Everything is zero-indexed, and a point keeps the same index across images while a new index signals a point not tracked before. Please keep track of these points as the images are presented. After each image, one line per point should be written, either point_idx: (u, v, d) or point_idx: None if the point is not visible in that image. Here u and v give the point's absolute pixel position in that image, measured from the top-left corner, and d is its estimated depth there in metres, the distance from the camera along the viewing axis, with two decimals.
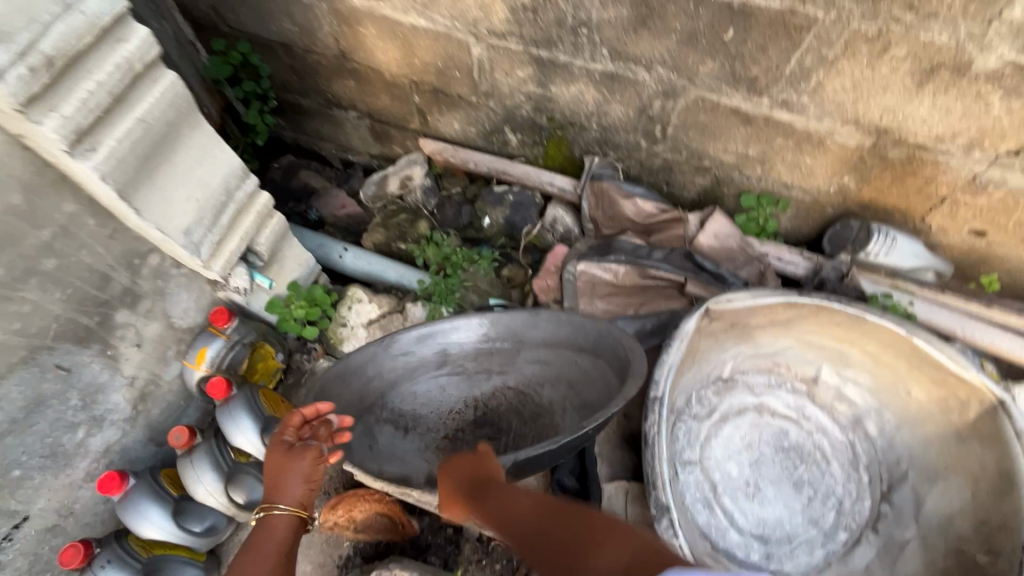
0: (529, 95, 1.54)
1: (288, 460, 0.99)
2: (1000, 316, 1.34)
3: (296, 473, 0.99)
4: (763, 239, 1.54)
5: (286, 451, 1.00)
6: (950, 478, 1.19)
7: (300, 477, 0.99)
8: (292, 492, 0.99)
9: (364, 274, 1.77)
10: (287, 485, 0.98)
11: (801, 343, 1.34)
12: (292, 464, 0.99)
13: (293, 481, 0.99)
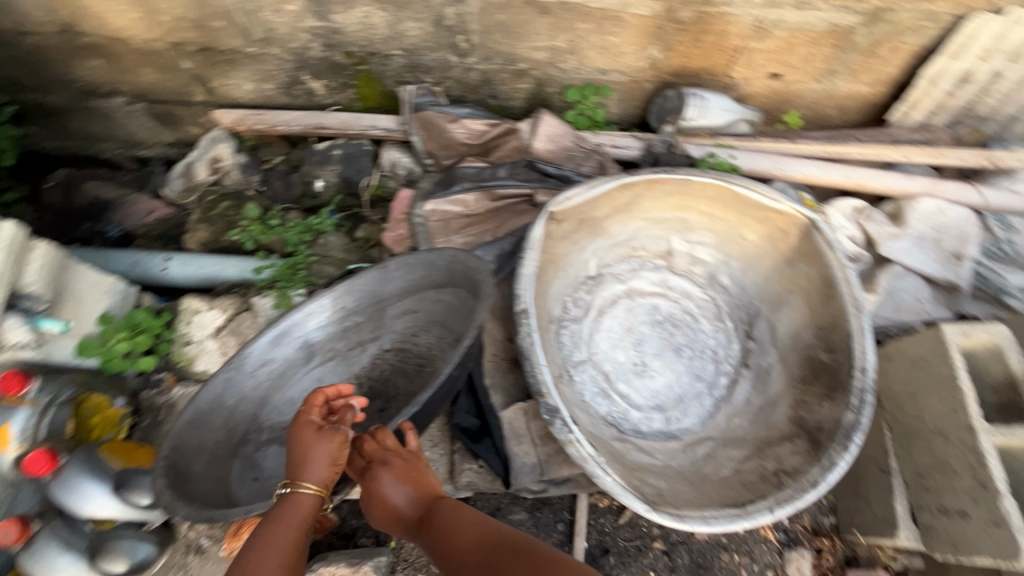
0: (313, 31, 1.36)
1: (312, 436, 0.91)
2: (806, 147, 1.47)
3: (323, 450, 0.90)
4: (597, 130, 1.54)
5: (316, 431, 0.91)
6: (791, 301, 1.30)
7: (326, 460, 0.89)
8: (317, 473, 0.88)
9: (196, 279, 1.53)
10: (310, 463, 0.88)
11: (646, 220, 1.39)
12: (316, 445, 0.90)
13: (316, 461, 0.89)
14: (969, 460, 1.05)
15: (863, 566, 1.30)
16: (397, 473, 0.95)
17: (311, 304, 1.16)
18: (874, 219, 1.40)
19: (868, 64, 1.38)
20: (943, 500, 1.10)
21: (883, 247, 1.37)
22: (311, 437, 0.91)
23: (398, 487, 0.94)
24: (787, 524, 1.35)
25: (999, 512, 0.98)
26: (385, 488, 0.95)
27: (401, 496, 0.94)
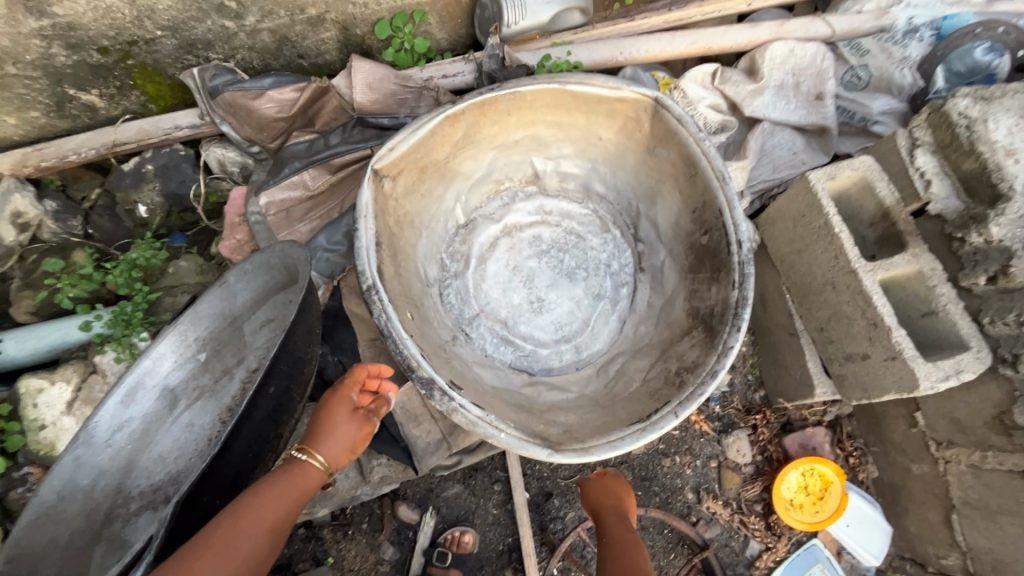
0: (43, 33, 1.11)
1: (340, 409, 0.93)
2: (647, 21, 1.34)
3: (345, 427, 0.92)
4: (425, 63, 1.37)
5: (350, 412, 0.93)
6: (663, 191, 1.23)
7: (343, 442, 0.92)
8: (331, 451, 0.91)
9: (36, 356, 1.33)
10: (329, 439, 0.91)
11: (496, 148, 1.25)
12: (340, 423, 0.92)
13: (335, 439, 0.92)
14: (858, 302, 1.02)
15: (797, 429, 1.31)
16: (607, 489, 1.06)
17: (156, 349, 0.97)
18: (731, 79, 1.31)
19: None
20: (846, 348, 1.09)
21: (746, 107, 1.29)
22: (342, 408, 0.93)
23: (602, 503, 1.03)
24: (720, 412, 1.34)
25: (893, 346, 0.96)
26: (596, 500, 1.05)
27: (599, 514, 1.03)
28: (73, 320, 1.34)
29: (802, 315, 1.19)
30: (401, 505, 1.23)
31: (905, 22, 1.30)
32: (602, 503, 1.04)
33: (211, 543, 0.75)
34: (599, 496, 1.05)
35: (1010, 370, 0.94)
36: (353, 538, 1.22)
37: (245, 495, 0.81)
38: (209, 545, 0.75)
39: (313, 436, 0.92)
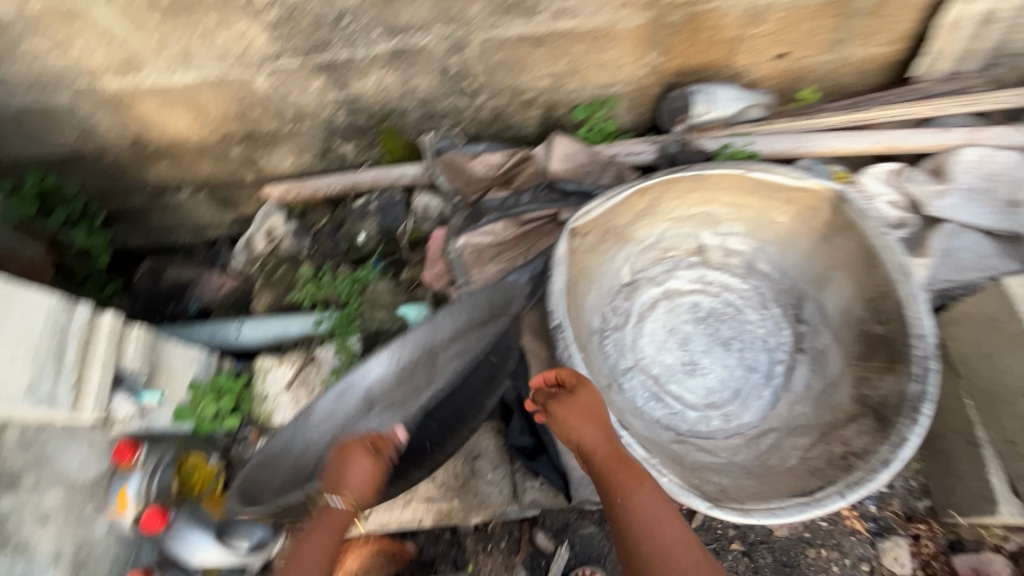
0: (335, 102, 1.49)
1: (357, 459, 0.98)
2: (825, 119, 1.44)
3: (362, 480, 0.97)
4: (610, 141, 1.59)
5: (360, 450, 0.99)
6: (835, 276, 1.27)
7: (362, 480, 0.97)
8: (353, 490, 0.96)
9: (268, 342, 1.67)
10: (345, 483, 0.96)
11: (667, 221, 1.39)
12: (349, 465, 0.97)
13: (351, 480, 0.96)
14: None
15: (969, 550, 1.21)
16: (581, 406, 0.93)
17: (370, 361, 1.06)
18: (914, 178, 1.33)
19: (878, 25, 1.32)
20: None
21: (930, 207, 1.31)
22: (355, 457, 0.99)
23: (599, 445, 0.89)
24: (876, 512, 1.27)
25: None
26: (577, 427, 0.91)
27: (573, 433, 0.91)
28: (296, 319, 1.66)
29: (985, 423, 1.13)
30: (539, 532, 1.33)
31: None
32: (571, 417, 0.92)
33: None
34: (578, 421, 0.91)
35: None
36: (492, 554, 1.33)
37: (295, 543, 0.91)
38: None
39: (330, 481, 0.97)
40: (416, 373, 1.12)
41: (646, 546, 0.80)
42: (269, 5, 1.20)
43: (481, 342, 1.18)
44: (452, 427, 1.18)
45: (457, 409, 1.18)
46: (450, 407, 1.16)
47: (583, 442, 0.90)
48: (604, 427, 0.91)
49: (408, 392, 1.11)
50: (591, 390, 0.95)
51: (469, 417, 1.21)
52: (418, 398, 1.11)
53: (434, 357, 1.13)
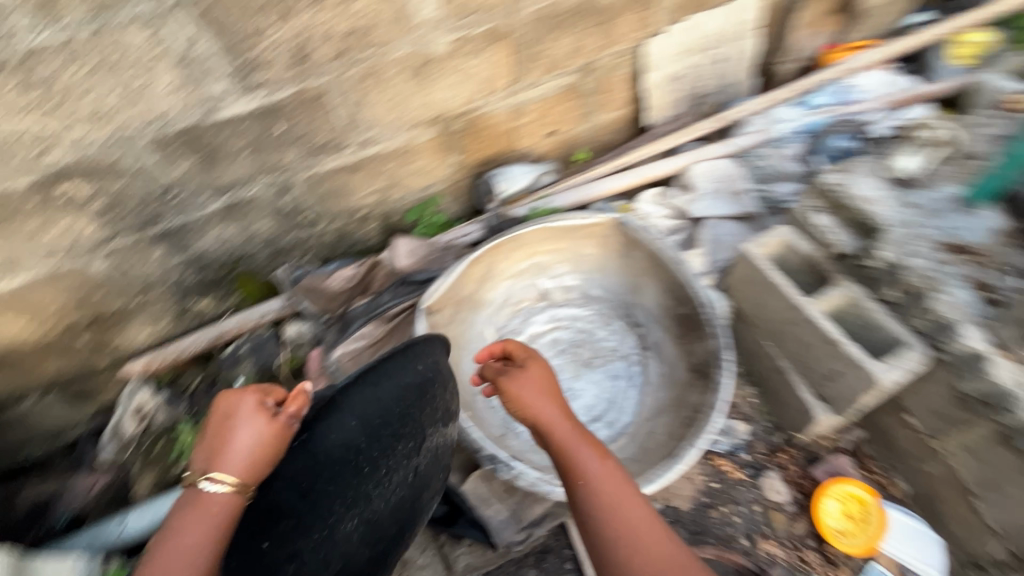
0: (181, 264, 1.58)
1: (252, 417, 0.94)
2: (599, 169, 1.81)
3: (258, 436, 0.92)
4: (445, 230, 1.83)
5: (255, 410, 0.95)
6: (643, 282, 1.58)
7: (251, 439, 0.92)
8: (241, 454, 0.90)
9: (156, 525, 1.55)
10: (231, 444, 0.91)
11: (505, 279, 1.62)
12: (238, 424, 0.93)
13: (239, 441, 0.92)
14: (813, 330, 1.28)
15: (823, 460, 1.45)
16: (532, 382, 1.10)
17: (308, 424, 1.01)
18: (673, 195, 1.76)
19: (607, 98, 1.76)
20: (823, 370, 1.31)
21: (692, 210, 1.72)
22: (245, 415, 0.94)
23: (556, 423, 1.03)
24: (748, 458, 1.49)
25: (849, 356, 1.21)
26: (526, 400, 1.07)
27: (528, 406, 1.07)
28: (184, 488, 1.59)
29: (782, 354, 1.42)
30: None
31: (781, 133, 1.76)
32: (528, 394, 1.08)
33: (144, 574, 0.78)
34: (528, 397, 1.07)
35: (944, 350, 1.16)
36: None
37: (177, 511, 0.85)
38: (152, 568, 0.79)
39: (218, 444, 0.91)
40: (370, 438, 1.04)
41: (613, 513, 0.91)
42: (93, 196, 1.30)
43: (427, 397, 1.12)
44: (402, 503, 1.08)
45: (406, 480, 1.08)
46: (400, 475, 1.07)
47: (535, 413, 1.05)
48: (556, 402, 1.06)
49: (357, 463, 1.02)
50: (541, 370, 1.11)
51: (418, 488, 1.12)
52: (370, 470, 1.03)
53: (387, 416, 1.07)
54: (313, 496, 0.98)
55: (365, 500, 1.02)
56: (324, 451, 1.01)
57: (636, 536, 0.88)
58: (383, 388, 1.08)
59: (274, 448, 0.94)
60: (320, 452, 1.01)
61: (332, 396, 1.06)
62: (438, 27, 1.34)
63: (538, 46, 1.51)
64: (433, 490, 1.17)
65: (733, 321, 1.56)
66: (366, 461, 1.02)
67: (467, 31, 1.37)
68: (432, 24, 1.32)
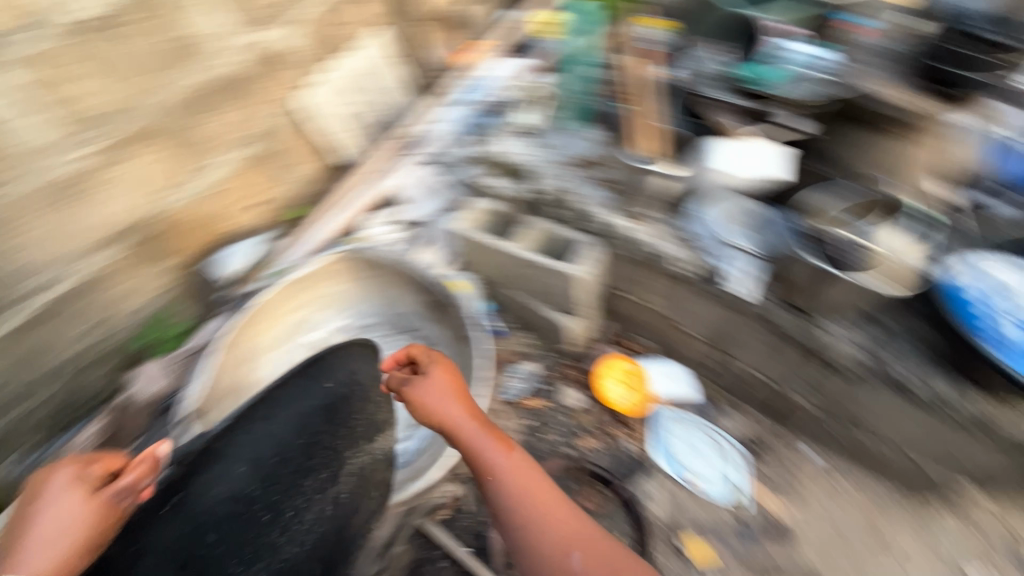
0: None
1: (70, 493, 0.86)
2: (316, 215, 1.83)
3: (70, 520, 0.83)
4: (186, 339, 1.67)
5: (76, 486, 0.87)
6: (395, 291, 1.67)
7: (58, 522, 0.83)
8: (42, 541, 0.82)
9: None
10: (36, 531, 0.83)
11: (268, 355, 1.58)
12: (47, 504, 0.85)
13: (46, 525, 0.83)
14: (522, 263, 1.49)
15: (593, 356, 1.69)
16: (435, 384, 1.15)
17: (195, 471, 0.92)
18: (392, 209, 1.85)
19: (292, 154, 1.82)
20: (545, 288, 1.54)
21: (410, 215, 1.83)
22: (57, 492, 0.86)
23: (466, 427, 1.10)
24: (547, 385, 1.66)
25: (550, 270, 1.44)
26: (429, 402, 1.14)
27: (439, 414, 1.12)
28: None
29: (522, 292, 1.62)
30: None
31: (447, 123, 1.97)
32: (437, 401, 1.13)
33: None
34: (433, 400, 1.14)
35: (603, 232, 1.43)
36: None
37: None
38: None
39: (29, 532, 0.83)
40: (264, 483, 0.96)
41: (525, 495, 1.05)
42: None
43: (337, 415, 1.07)
44: (322, 540, 1.01)
45: (325, 515, 1.01)
46: (315, 510, 1.00)
47: (440, 415, 1.12)
48: (459, 400, 1.14)
49: (252, 513, 0.94)
50: (441, 367, 1.18)
51: (345, 517, 1.05)
52: (270, 516, 0.96)
53: (285, 454, 0.99)
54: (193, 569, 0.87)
55: (271, 550, 0.95)
56: (208, 509, 0.91)
57: (546, 519, 1.03)
58: (278, 422, 1.02)
59: (88, 531, 0.83)
60: (202, 512, 0.90)
61: (213, 444, 0.96)
62: (60, 145, 1.25)
63: (192, 129, 1.50)
64: (364, 512, 1.10)
65: (483, 288, 1.70)
66: (263, 510, 0.95)
67: (98, 141, 1.31)
68: (52, 145, 1.23)
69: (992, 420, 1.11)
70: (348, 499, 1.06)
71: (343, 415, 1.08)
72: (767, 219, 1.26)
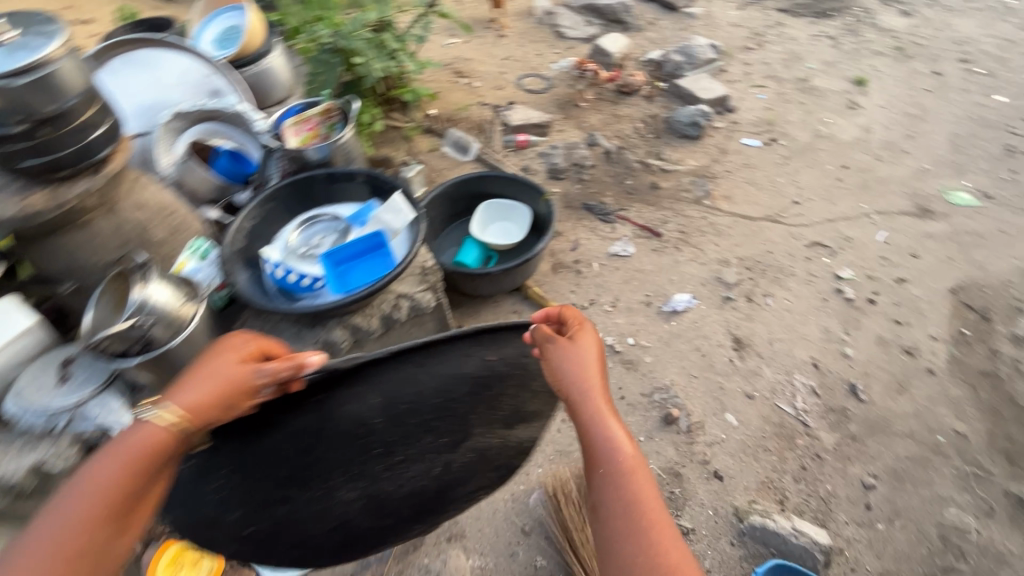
0: None
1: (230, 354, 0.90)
2: None
3: (223, 376, 0.87)
4: None
5: (240, 361, 0.90)
6: None
7: (218, 374, 0.87)
8: (182, 397, 0.84)
9: None
10: (183, 390, 0.85)
11: None
12: (208, 368, 0.89)
13: (195, 385, 0.85)
14: None
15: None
16: (580, 349, 0.98)
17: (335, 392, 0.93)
18: None
19: None
20: None
21: None
22: (216, 353, 0.90)
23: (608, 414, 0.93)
24: None
25: None
26: (560, 367, 0.96)
27: (576, 379, 0.95)
28: None
29: None
30: None
31: None
32: (575, 372, 0.96)
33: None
34: (571, 361, 0.97)
35: None
36: None
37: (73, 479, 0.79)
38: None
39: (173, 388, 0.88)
40: (392, 425, 1.00)
41: (638, 507, 0.86)
42: None
43: (483, 388, 1.02)
44: (415, 490, 1.13)
45: (429, 470, 1.11)
46: (422, 466, 1.09)
47: (567, 384, 0.96)
48: (601, 371, 0.98)
49: (367, 440, 1.00)
50: (596, 339, 1.00)
51: (447, 480, 1.16)
52: (379, 449, 1.03)
53: (417, 406, 1.00)
54: (309, 455, 0.99)
55: (372, 476, 1.06)
56: (336, 419, 0.96)
57: (653, 532, 0.83)
58: (429, 370, 0.95)
59: (225, 391, 0.86)
60: (326, 419, 0.96)
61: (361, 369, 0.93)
62: None
63: None
64: (473, 483, 1.23)
65: None
66: (381, 446, 1.03)
67: None
68: None
69: (359, 326, 1.32)
70: (459, 464, 1.15)
71: (495, 392, 1.05)
72: (73, 362, 1.14)
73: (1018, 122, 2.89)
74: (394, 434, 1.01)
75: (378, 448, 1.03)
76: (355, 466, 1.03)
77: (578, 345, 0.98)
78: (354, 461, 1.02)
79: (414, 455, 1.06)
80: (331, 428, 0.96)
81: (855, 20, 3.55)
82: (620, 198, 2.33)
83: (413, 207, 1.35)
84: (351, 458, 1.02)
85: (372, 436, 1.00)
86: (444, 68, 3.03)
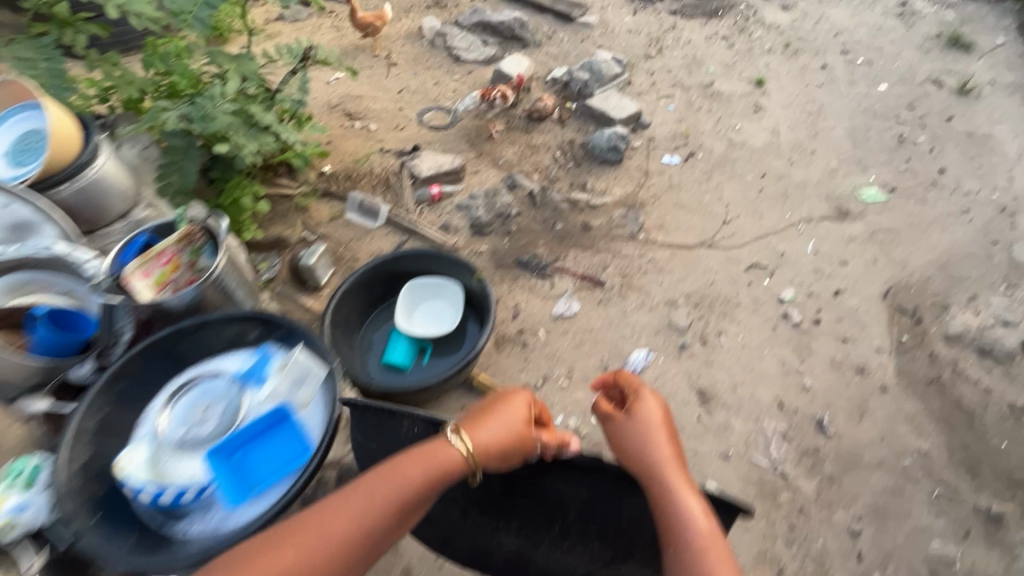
0: None
1: (518, 405, 1.18)
2: None
3: (506, 430, 1.12)
4: None
5: (521, 418, 1.16)
6: None
7: (511, 418, 1.15)
8: (498, 422, 1.13)
9: None
10: (493, 420, 1.13)
11: None
12: (513, 402, 1.19)
13: (495, 425, 1.12)
14: None
15: None
16: (640, 410, 1.23)
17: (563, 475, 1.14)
18: None
19: None
20: None
21: None
22: (514, 404, 1.18)
23: (677, 485, 1.09)
24: None
25: None
26: (626, 419, 1.24)
27: (636, 429, 1.21)
28: None
29: None
30: None
31: None
32: (640, 443, 1.18)
33: (307, 528, 0.97)
34: (633, 418, 1.23)
35: None
36: None
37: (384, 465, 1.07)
38: (341, 501, 1.02)
39: (466, 420, 1.15)
40: (580, 522, 1.17)
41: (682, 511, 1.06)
42: None
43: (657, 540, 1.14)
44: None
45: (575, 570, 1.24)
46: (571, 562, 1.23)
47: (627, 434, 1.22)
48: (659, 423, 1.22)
49: (554, 521, 1.19)
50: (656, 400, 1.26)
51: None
52: (557, 531, 1.20)
53: (603, 523, 1.16)
54: (514, 499, 1.22)
55: (537, 545, 1.24)
56: (551, 491, 1.18)
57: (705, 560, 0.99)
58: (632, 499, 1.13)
59: (505, 444, 1.11)
60: (543, 489, 1.19)
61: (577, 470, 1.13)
62: None
63: None
64: None
65: None
66: (561, 529, 1.20)
67: None
68: None
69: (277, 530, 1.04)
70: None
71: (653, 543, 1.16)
72: None
73: (902, 109, 3.04)
74: (584, 534, 1.19)
75: (557, 531, 1.20)
76: (538, 535, 1.23)
77: (639, 405, 1.25)
78: (540, 533, 1.22)
79: (578, 552, 1.21)
80: (543, 489, 1.19)
81: (742, 18, 3.60)
82: (554, 246, 2.14)
83: (321, 365, 1.29)
84: (534, 522, 1.22)
85: (566, 523, 1.19)
86: (333, 112, 2.67)
